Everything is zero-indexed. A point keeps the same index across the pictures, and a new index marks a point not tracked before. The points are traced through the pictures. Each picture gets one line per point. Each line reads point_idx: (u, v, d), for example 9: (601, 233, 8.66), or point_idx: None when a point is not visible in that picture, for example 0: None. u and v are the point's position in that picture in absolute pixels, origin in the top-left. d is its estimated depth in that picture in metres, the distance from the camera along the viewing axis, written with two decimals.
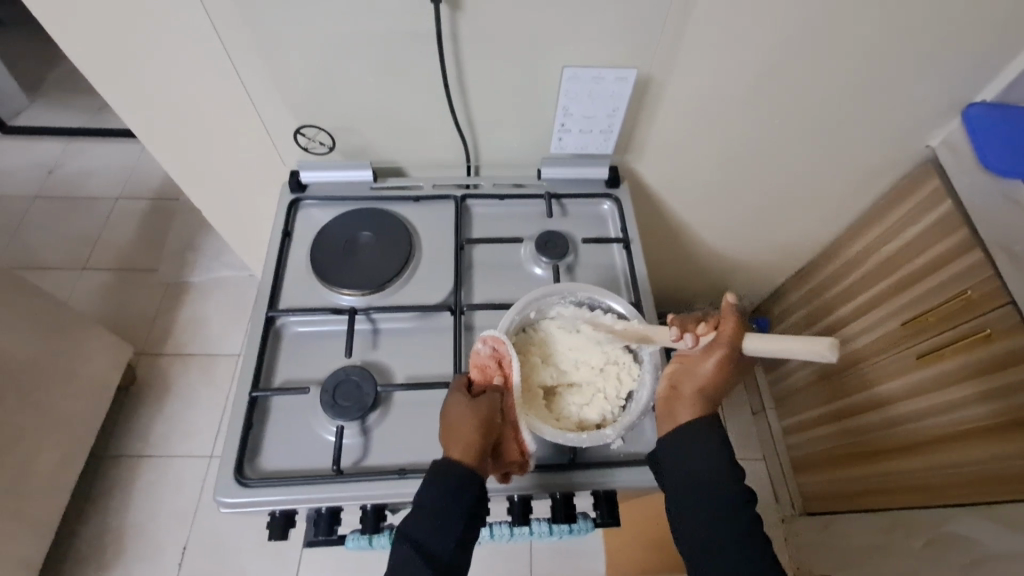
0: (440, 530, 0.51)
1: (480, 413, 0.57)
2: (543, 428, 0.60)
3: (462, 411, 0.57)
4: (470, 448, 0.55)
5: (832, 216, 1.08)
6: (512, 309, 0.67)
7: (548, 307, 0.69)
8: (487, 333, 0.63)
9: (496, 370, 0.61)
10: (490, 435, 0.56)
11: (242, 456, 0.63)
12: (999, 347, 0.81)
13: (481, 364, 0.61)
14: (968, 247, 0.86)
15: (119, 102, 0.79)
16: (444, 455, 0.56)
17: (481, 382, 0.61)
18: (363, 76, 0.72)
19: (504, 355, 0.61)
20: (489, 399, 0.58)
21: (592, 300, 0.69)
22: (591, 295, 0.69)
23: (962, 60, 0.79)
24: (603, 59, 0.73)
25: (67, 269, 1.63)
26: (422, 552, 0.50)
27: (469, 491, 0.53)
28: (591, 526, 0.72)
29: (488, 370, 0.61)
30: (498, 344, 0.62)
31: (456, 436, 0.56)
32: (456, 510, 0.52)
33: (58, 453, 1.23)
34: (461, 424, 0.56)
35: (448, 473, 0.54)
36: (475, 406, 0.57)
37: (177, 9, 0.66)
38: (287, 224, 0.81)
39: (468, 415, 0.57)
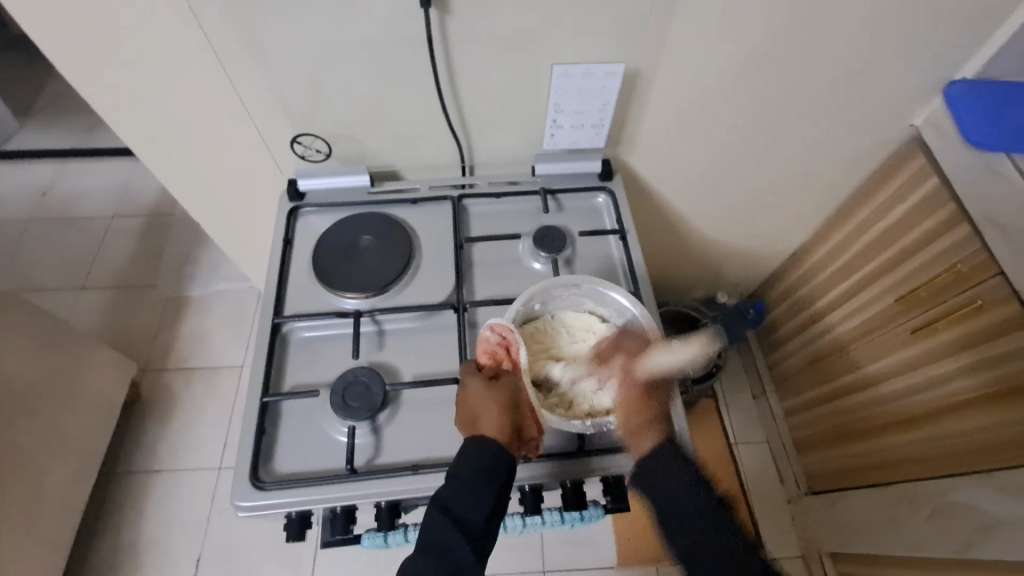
0: (472, 505, 0.55)
1: (498, 399, 0.59)
2: (555, 416, 0.61)
3: (481, 398, 0.60)
4: (494, 434, 0.58)
5: (822, 199, 1.10)
6: (516, 301, 0.68)
7: (553, 299, 0.70)
8: (494, 321, 0.63)
9: (506, 355, 0.63)
10: (511, 419, 0.58)
11: (257, 461, 0.64)
12: (991, 317, 0.83)
13: (490, 350, 0.63)
14: (956, 222, 0.88)
15: (117, 119, 0.80)
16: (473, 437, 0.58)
17: (491, 367, 0.63)
18: (357, 83, 0.74)
19: (510, 340, 0.63)
20: (503, 385, 0.60)
21: (596, 290, 0.70)
22: (595, 286, 0.70)
23: (939, 39, 0.80)
24: (591, 54, 0.74)
25: (66, 290, 1.63)
26: (456, 523, 0.54)
27: (498, 472, 0.56)
28: (602, 512, 0.73)
29: (497, 355, 0.63)
30: (504, 332, 0.63)
31: (479, 424, 0.59)
32: (487, 488, 0.55)
33: (68, 471, 1.24)
34: (482, 411, 0.59)
35: (479, 453, 0.57)
36: (494, 392, 0.59)
37: (172, 25, 0.67)
38: (288, 232, 0.82)
39: (487, 402, 0.59)
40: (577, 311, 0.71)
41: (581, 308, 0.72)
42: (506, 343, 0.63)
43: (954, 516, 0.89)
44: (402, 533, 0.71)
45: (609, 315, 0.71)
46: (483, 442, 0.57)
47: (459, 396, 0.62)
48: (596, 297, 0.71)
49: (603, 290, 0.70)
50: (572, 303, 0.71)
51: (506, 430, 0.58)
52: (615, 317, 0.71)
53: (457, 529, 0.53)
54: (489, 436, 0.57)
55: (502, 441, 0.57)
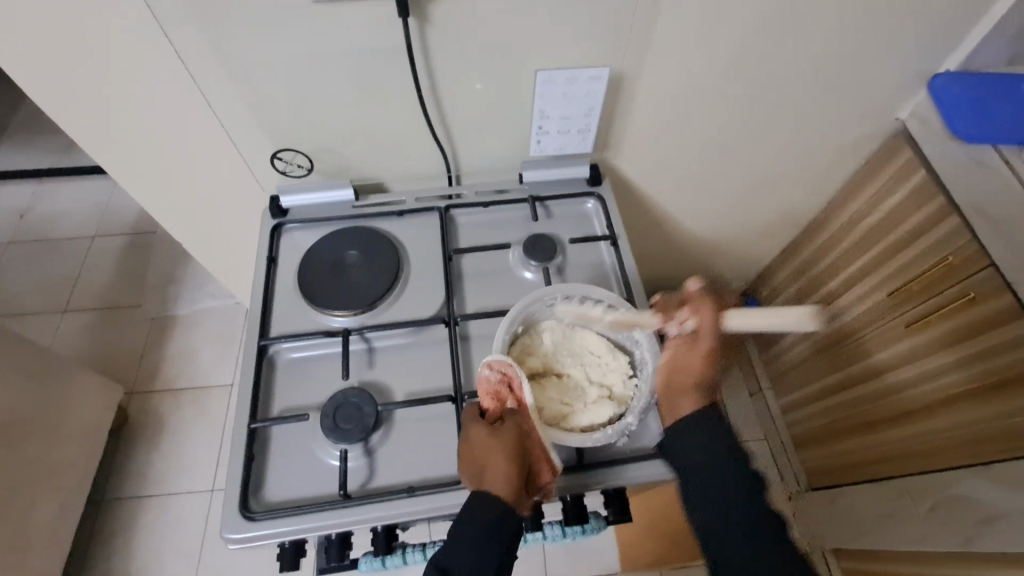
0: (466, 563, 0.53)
1: (507, 443, 0.57)
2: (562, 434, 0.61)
3: (487, 443, 0.58)
4: (504, 484, 0.55)
5: (811, 194, 1.09)
6: (500, 327, 0.66)
7: (533, 316, 0.69)
8: (490, 359, 0.62)
9: (509, 393, 0.61)
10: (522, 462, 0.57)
11: (247, 490, 0.62)
12: (982, 309, 0.83)
13: (491, 390, 0.61)
14: (946, 214, 0.87)
15: (89, 142, 0.78)
16: (485, 484, 0.56)
17: (495, 408, 0.61)
18: (336, 95, 0.72)
19: (512, 375, 0.61)
20: (510, 426, 0.59)
21: (572, 295, 0.69)
22: (570, 293, 0.69)
23: (922, 33, 0.80)
24: (574, 59, 0.73)
25: (48, 313, 1.59)
26: None
27: (506, 519, 0.54)
28: (605, 524, 0.72)
29: (500, 394, 0.61)
30: (505, 368, 0.61)
31: (489, 473, 0.56)
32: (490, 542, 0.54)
33: (54, 503, 1.20)
34: (490, 456, 0.57)
35: (483, 504, 0.55)
36: (502, 436, 0.58)
37: (142, 44, 0.65)
38: (271, 249, 0.80)
39: (496, 447, 0.57)
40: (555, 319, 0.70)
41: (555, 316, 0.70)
42: (507, 381, 0.61)
43: (956, 510, 0.89)
44: (401, 556, 0.69)
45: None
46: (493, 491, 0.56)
47: (463, 439, 0.61)
48: (574, 302, 0.70)
49: (580, 293, 0.69)
50: (548, 312, 0.69)
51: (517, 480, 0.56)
52: None
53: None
54: (500, 481, 0.56)
55: (515, 491, 0.55)
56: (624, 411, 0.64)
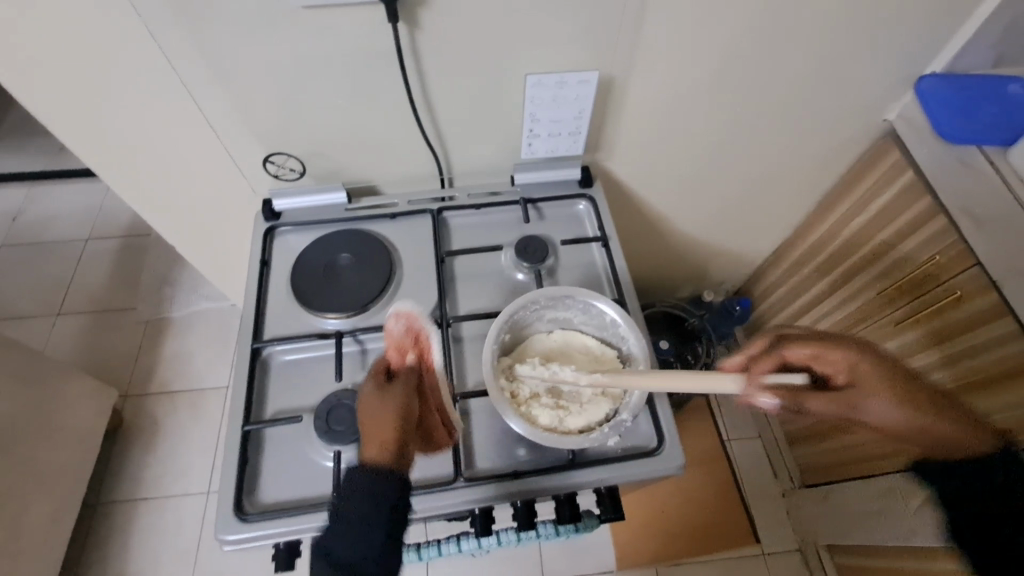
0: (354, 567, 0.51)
1: (399, 392, 0.60)
2: (556, 436, 0.60)
3: (376, 393, 0.60)
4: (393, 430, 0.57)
5: (802, 195, 1.10)
6: (486, 340, 0.65)
7: (518, 324, 0.69)
8: (401, 312, 0.70)
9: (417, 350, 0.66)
10: (411, 411, 0.59)
11: (241, 492, 0.63)
12: (970, 307, 0.84)
13: (403, 344, 0.66)
14: (933, 214, 0.89)
15: (80, 147, 0.78)
16: (371, 427, 0.57)
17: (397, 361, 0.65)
18: (327, 99, 0.72)
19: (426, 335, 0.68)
20: (410, 376, 0.62)
21: (555, 299, 0.68)
22: (553, 295, 0.68)
23: (906, 35, 0.81)
24: (564, 62, 0.74)
25: (41, 317, 1.59)
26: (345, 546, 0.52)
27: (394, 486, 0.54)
28: (598, 522, 0.72)
29: (403, 347, 0.66)
30: (417, 324, 0.69)
31: (374, 421, 0.57)
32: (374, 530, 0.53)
33: (49, 507, 1.20)
34: (378, 404, 0.58)
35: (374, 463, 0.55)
36: (398, 387, 0.60)
37: (133, 51, 0.65)
38: (264, 252, 0.80)
39: (388, 396, 0.59)
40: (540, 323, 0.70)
41: (543, 320, 0.71)
42: (417, 339, 0.67)
43: None
44: None
45: (573, 317, 0.71)
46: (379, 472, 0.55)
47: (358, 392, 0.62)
48: (557, 304, 0.69)
49: (561, 295, 0.68)
50: (533, 317, 0.70)
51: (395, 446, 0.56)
52: (580, 316, 0.71)
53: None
54: (388, 430, 0.57)
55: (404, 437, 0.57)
56: (618, 408, 0.64)
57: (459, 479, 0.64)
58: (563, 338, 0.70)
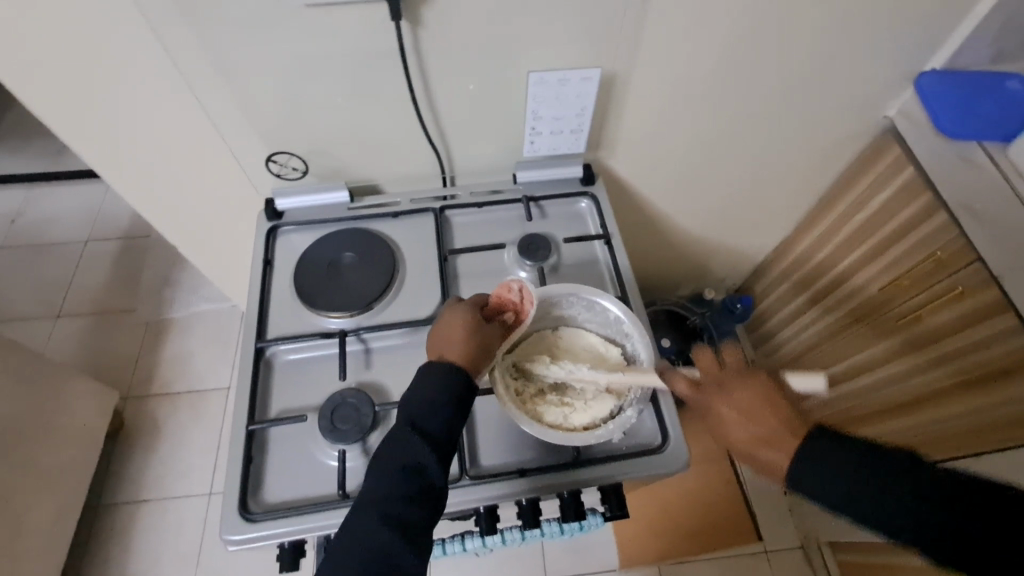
0: (382, 524, 0.49)
1: (478, 340, 0.60)
2: (563, 433, 0.61)
3: (460, 324, 0.61)
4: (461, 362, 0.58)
5: (802, 192, 1.10)
6: None
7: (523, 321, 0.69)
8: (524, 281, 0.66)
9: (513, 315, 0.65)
10: (478, 362, 0.59)
11: (245, 492, 0.62)
12: (972, 302, 0.84)
13: (508, 301, 0.65)
14: (934, 210, 0.89)
15: (83, 147, 0.78)
16: (449, 350, 0.59)
17: (495, 310, 0.65)
18: (330, 98, 0.72)
19: (529, 303, 0.65)
20: (494, 334, 0.62)
21: (558, 297, 0.68)
22: (557, 293, 0.68)
23: (906, 32, 0.82)
24: (566, 60, 0.74)
25: (40, 318, 1.58)
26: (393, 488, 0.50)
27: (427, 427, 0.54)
28: (602, 520, 0.72)
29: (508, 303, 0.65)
30: (529, 293, 0.65)
31: (445, 347, 0.59)
32: (414, 498, 0.50)
33: (50, 508, 1.20)
34: (456, 335, 0.60)
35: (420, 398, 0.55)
36: (484, 331, 0.61)
37: (135, 50, 0.65)
38: (267, 252, 0.80)
39: (479, 332, 0.60)
40: (544, 321, 0.71)
41: (547, 318, 0.71)
42: (521, 306, 0.65)
43: None
44: None
45: (577, 314, 0.71)
46: (435, 434, 0.54)
47: (448, 308, 0.64)
48: (560, 301, 0.69)
49: (565, 293, 0.68)
50: (540, 313, 0.70)
51: (458, 405, 0.56)
52: (584, 314, 0.71)
53: (357, 557, 0.47)
54: (460, 360, 0.58)
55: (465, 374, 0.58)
56: (622, 404, 0.64)
57: (465, 477, 0.64)
58: (568, 335, 0.70)
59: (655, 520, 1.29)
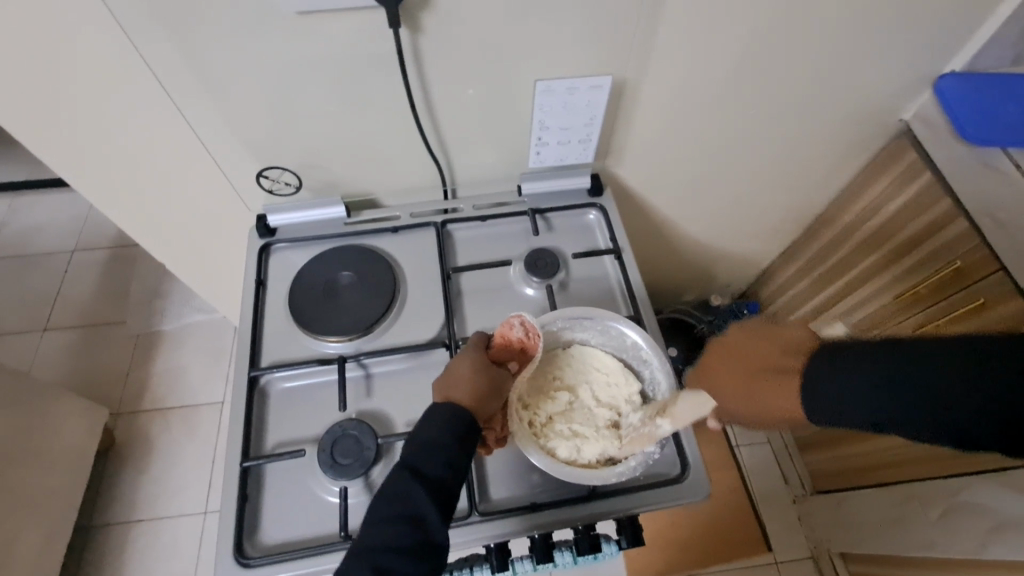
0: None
1: (485, 381, 0.56)
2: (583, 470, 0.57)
3: (469, 363, 0.58)
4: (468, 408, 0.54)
5: (813, 197, 1.07)
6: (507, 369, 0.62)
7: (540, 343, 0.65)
8: (523, 314, 0.62)
9: (519, 350, 0.61)
10: (487, 400, 0.56)
11: (241, 533, 0.59)
12: (995, 313, 0.82)
13: (511, 338, 0.61)
14: (953, 217, 0.86)
15: (61, 164, 0.73)
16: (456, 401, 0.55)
17: (500, 352, 0.60)
18: (324, 109, 0.68)
19: (534, 338, 0.61)
20: (502, 373, 0.58)
21: (573, 320, 0.65)
22: (571, 316, 0.65)
23: (927, 33, 0.78)
24: (575, 67, 0.70)
25: (26, 333, 1.53)
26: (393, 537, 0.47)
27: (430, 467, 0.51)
28: (617, 550, 0.69)
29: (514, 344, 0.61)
30: (531, 325, 0.61)
31: (446, 385, 0.56)
32: (406, 549, 0.47)
33: (39, 534, 1.16)
34: (467, 379, 0.56)
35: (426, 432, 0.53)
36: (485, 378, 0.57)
37: (115, 62, 0.61)
38: (260, 271, 0.76)
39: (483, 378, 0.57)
40: (557, 343, 0.67)
41: (560, 341, 0.67)
42: (527, 341, 0.61)
43: (969, 515, 0.87)
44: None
45: (590, 338, 0.67)
46: (435, 477, 0.50)
47: (458, 358, 0.59)
48: (575, 324, 0.66)
49: (579, 317, 0.65)
50: (552, 338, 0.66)
51: (462, 449, 0.52)
52: (597, 337, 0.67)
53: None
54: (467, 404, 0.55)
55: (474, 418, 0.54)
56: None
57: (474, 514, 0.60)
58: (581, 357, 0.66)
59: (666, 531, 1.25)
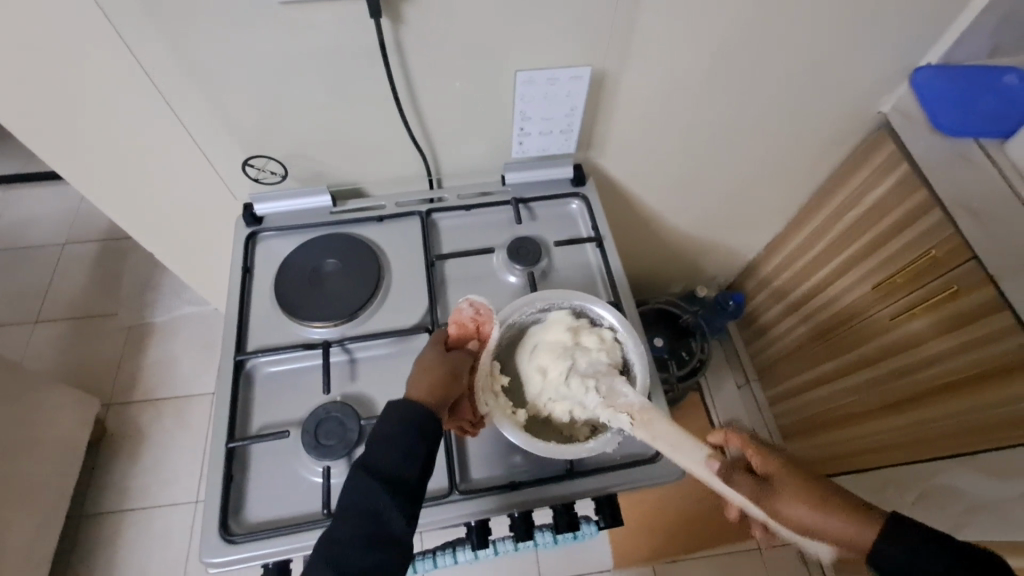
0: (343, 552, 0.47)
1: (443, 369, 0.58)
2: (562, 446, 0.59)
3: (426, 359, 0.59)
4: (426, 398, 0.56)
5: (795, 189, 1.09)
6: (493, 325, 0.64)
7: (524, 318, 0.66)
8: (472, 296, 0.65)
9: (473, 331, 0.63)
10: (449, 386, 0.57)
11: (226, 512, 0.60)
12: (965, 301, 0.83)
13: (464, 321, 0.63)
14: (928, 207, 0.87)
15: (48, 154, 0.74)
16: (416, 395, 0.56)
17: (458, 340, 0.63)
18: (308, 100, 0.69)
19: (485, 317, 0.63)
20: (460, 358, 0.60)
21: (551, 303, 0.67)
22: (550, 299, 0.66)
23: (902, 26, 0.79)
24: (554, 58, 0.71)
25: (18, 325, 1.54)
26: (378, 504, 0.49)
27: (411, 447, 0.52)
28: (596, 529, 0.71)
29: (468, 328, 0.63)
30: (480, 304, 0.64)
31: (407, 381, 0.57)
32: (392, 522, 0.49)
33: (30, 523, 1.17)
34: (426, 374, 0.57)
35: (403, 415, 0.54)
36: (443, 364, 0.58)
37: (100, 53, 0.61)
38: (246, 259, 0.77)
39: (440, 366, 0.58)
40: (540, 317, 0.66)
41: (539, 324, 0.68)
42: (478, 320, 0.63)
43: (946, 499, 0.90)
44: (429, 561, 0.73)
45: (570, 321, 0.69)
46: (398, 479, 0.51)
47: (418, 359, 0.60)
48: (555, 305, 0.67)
49: (558, 300, 0.66)
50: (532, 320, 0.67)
51: (428, 452, 0.53)
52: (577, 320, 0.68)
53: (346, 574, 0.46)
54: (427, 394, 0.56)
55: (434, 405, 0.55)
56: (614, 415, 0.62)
57: (454, 493, 0.62)
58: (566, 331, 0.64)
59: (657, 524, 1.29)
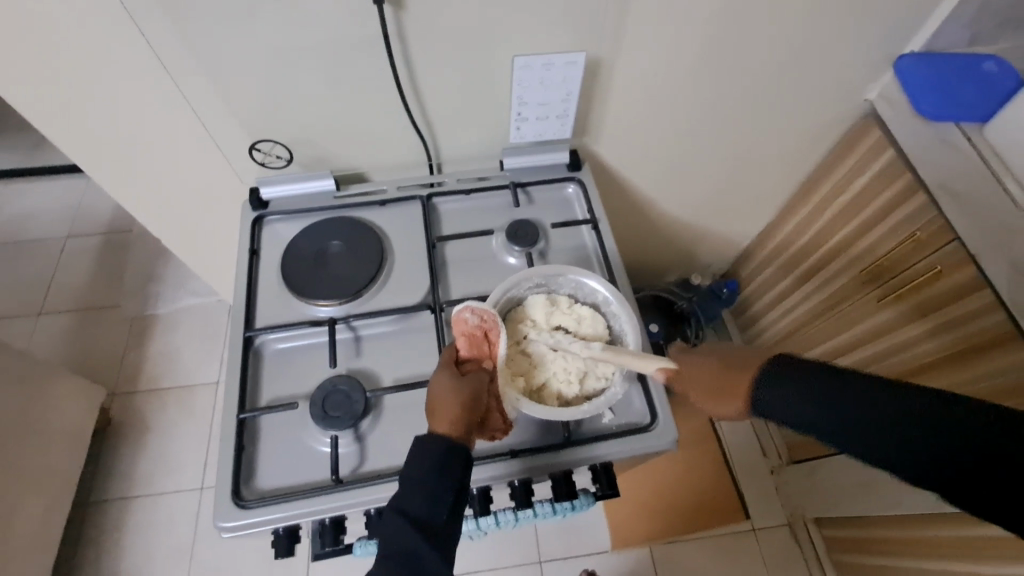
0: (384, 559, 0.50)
1: (467, 388, 0.59)
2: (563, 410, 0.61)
3: (445, 385, 0.60)
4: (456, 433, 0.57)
5: (786, 176, 1.12)
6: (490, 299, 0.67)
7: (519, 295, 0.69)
8: (471, 304, 0.63)
9: (483, 337, 0.62)
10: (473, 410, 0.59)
11: (238, 479, 0.62)
12: (948, 281, 0.86)
13: (471, 331, 0.63)
14: (914, 190, 0.91)
15: (59, 138, 0.76)
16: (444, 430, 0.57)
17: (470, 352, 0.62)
18: (313, 86, 0.72)
19: (489, 322, 0.62)
20: (478, 374, 0.61)
21: (547, 279, 0.70)
22: (547, 275, 0.69)
23: (886, 14, 0.82)
24: (550, 45, 0.74)
25: (22, 317, 1.56)
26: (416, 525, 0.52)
27: (449, 469, 0.55)
28: (593, 501, 0.70)
29: (476, 338, 0.63)
30: (482, 310, 0.63)
31: (437, 413, 0.58)
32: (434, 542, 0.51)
33: (38, 508, 1.19)
34: (449, 404, 0.58)
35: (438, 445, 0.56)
36: (462, 390, 0.59)
37: (113, 38, 0.64)
38: (253, 241, 0.80)
39: (460, 392, 0.59)
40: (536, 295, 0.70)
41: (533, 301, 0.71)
42: (485, 326, 0.62)
43: None
44: None
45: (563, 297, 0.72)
46: (428, 523, 0.52)
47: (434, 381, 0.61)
48: (550, 282, 0.70)
49: (553, 276, 0.69)
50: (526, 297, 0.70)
51: (456, 494, 0.54)
52: (572, 295, 0.72)
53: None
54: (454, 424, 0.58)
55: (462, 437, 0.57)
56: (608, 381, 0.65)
57: None
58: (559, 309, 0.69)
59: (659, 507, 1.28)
